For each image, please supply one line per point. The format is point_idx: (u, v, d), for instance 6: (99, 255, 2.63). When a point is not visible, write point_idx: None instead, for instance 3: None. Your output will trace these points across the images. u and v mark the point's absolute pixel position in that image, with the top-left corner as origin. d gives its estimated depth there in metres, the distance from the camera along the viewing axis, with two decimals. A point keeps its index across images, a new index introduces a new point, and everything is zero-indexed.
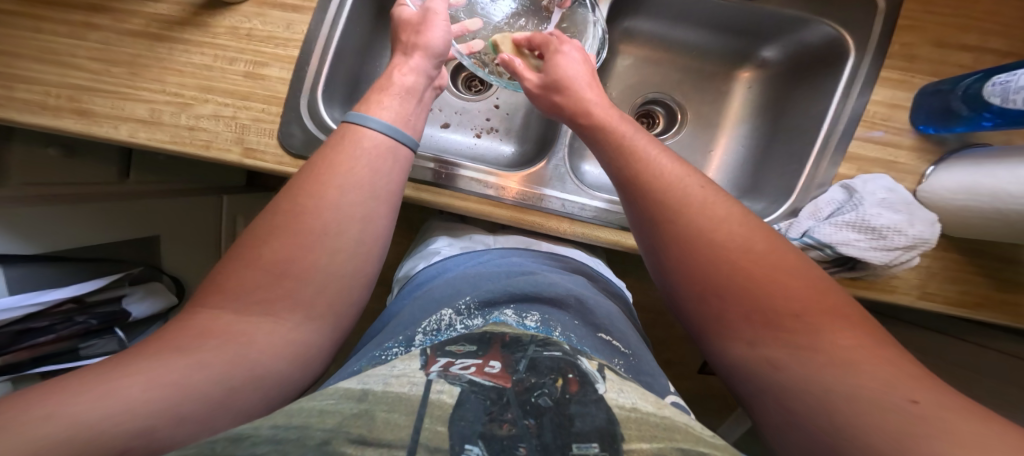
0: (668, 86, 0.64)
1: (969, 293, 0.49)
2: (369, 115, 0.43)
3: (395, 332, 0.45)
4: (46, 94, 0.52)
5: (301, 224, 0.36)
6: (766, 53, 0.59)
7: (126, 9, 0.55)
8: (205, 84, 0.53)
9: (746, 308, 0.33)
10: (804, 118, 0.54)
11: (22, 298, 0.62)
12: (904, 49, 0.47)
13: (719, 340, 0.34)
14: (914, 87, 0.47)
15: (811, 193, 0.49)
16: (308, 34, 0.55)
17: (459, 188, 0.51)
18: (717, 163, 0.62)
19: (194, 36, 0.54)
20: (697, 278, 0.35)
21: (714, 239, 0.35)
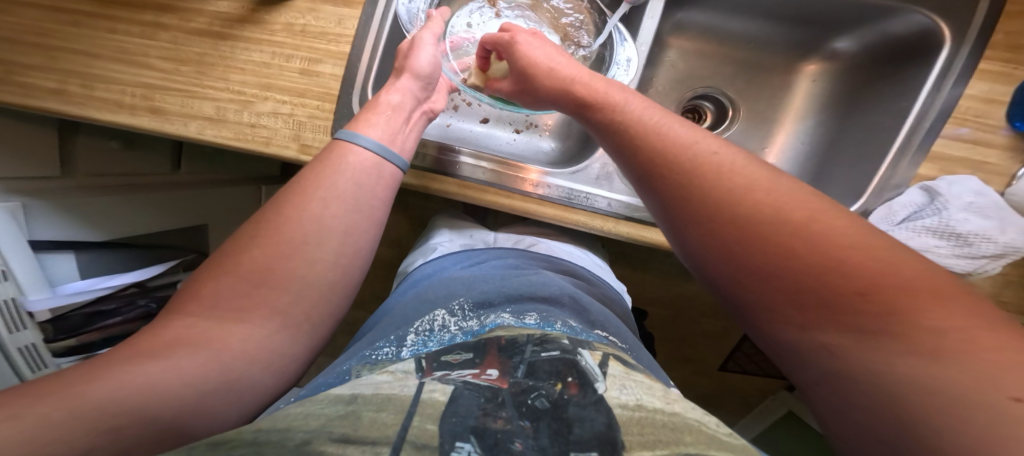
0: (721, 80, 0.61)
1: None
2: (358, 133, 0.45)
3: (386, 333, 0.46)
4: (123, 93, 0.56)
5: (279, 234, 0.39)
6: (838, 44, 0.55)
7: (192, 8, 0.57)
8: (265, 82, 0.55)
9: (797, 288, 0.28)
10: (882, 114, 0.50)
11: (91, 283, 0.69)
12: (1009, 39, 0.42)
13: (772, 332, 0.30)
14: (1015, 80, 0.42)
15: (885, 194, 0.45)
16: (359, 28, 0.55)
17: (505, 187, 0.51)
18: (772, 162, 0.58)
19: (253, 33, 0.56)
20: (743, 259, 0.30)
21: (749, 213, 0.30)
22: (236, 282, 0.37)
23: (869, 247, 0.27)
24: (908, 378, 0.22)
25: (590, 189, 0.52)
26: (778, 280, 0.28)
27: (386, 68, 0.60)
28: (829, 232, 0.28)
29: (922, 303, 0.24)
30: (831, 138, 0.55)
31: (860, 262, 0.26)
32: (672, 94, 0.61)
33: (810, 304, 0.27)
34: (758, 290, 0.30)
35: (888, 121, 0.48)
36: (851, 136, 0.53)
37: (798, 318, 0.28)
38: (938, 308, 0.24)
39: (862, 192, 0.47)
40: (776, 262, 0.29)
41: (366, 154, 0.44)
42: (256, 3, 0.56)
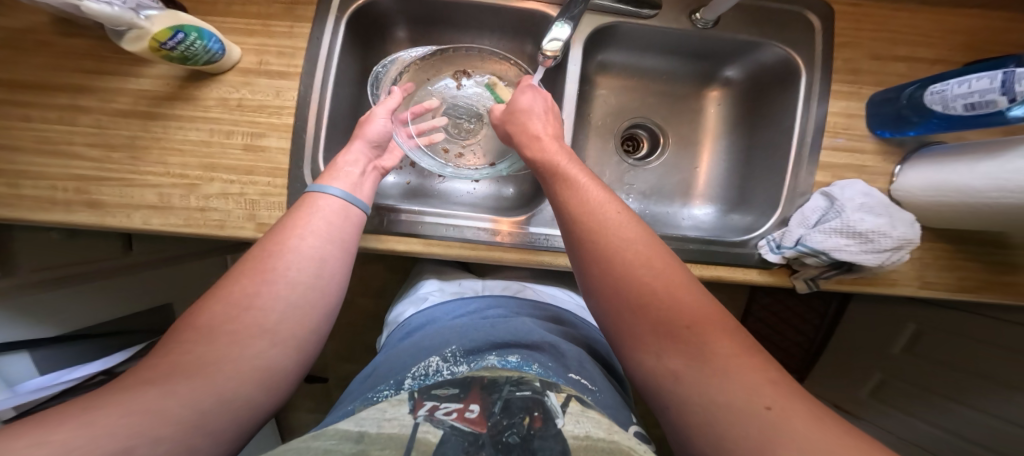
0: (647, 110, 0.67)
1: (960, 279, 0.54)
2: (326, 185, 0.49)
3: (387, 376, 0.48)
4: (53, 189, 0.53)
5: (263, 266, 0.41)
6: (728, 73, 0.63)
7: (109, 87, 0.56)
8: (208, 161, 0.54)
9: (666, 335, 0.35)
10: (775, 132, 0.57)
11: (52, 377, 0.63)
12: (846, 64, 0.53)
13: (634, 354, 0.36)
14: (863, 97, 0.53)
15: (796, 202, 0.52)
16: (300, 100, 0.56)
17: (467, 238, 0.54)
18: (704, 180, 0.64)
19: (185, 110, 0.55)
20: (628, 303, 0.37)
21: (651, 287, 0.37)
22: (234, 314, 0.38)
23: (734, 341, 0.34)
24: (740, 394, 0.30)
25: (549, 231, 0.56)
26: (649, 318, 0.36)
27: (334, 133, 0.61)
28: (687, 291, 0.37)
29: (730, 345, 0.33)
30: (745, 155, 0.62)
31: (698, 312, 0.35)
32: (609, 126, 0.66)
33: (671, 333, 0.35)
34: (626, 324, 0.37)
35: (779, 138, 0.56)
36: (758, 154, 0.59)
37: (644, 334, 0.36)
38: (743, 350, 0.33)
39: (777, 203, 0.54)
40: (646, 304, 0.36)
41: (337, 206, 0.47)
42: (183, 78, 0.56)
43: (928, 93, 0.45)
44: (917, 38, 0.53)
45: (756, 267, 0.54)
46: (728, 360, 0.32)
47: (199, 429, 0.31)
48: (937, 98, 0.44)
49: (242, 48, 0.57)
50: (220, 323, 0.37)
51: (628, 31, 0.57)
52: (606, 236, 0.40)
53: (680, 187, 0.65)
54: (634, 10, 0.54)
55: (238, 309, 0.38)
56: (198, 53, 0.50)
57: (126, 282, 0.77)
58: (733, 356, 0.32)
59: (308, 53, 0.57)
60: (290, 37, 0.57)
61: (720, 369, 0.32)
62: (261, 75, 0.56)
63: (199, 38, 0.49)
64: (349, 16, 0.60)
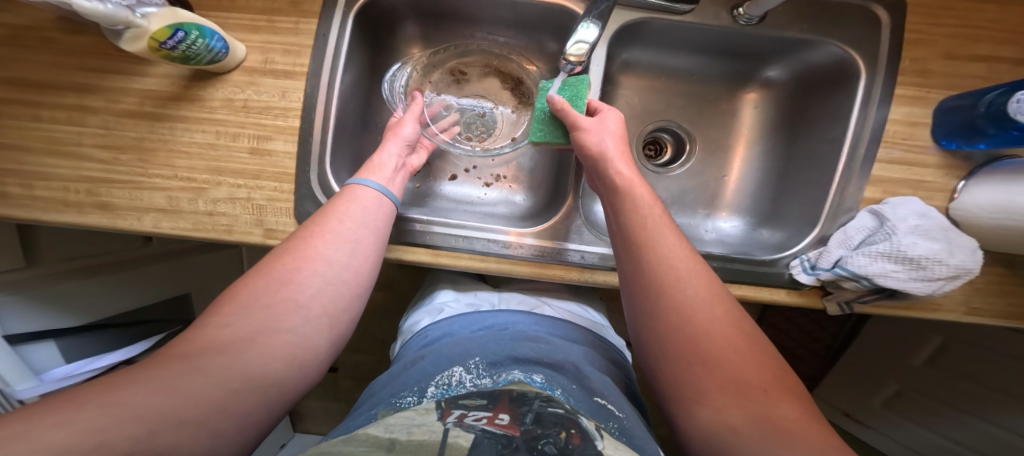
0: (673, 113, 0.62)
1: (1015, 305, 0.49)
2: (365, 178, 0.47)
3: (407, 383, 0.44)
4: (65, 190, 0.53)
5: (303, 254, 0.39)
6: (769, 73, 0.57)
7: (116, 87, 0.55)
8: (214, 164, 0.53)
9: (729, 392, 0.33)
10: (822, 141, 0.52)
11: (78, 366, 0.63)
12: (916, 64, 0.47)
13: (686, 406, 0.35)
14: (932, 102, 0.47)
15: (839, 219, 0.48)
16: (306, 102, 0.54)
17: (476, 250, 0.51)
18: (734, 189, 0.60)
19: (191, 111, 0.54)
20: (692, 352, 0.36)
21: (716, 342, 0.35)
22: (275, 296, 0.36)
23: (799, 406, 0.32)
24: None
25: (562, 243, 0.54)
26: (711, 369, 0.35)
27: (341, 137, 0.58)
28: (750, 347, 0.36)
29: (797, 411, 0.32)
30: (783, 166, 0.57)
31: (761, 371, 0.34)
32: (631, 130, 0.62)
33: (731, 385, 0.33)
34: (686, 371, 0.36)
35: (827, 148, 0.51)
36: (800, 166, 0.54)
37: (702, 380, 0.35)
38: (810, 418, 0.32)
39: (816, 218, 0.50)
40: (710, 352, 0.35)
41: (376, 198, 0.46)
42: (187, 77, 0.54)
43: (1011, 101, 0.39)
44: (992, 34, 0.47)
45: (784, 287, 0.50)
46: (787, 419, 0.31)
47: (223, 411, 0.30)
48: (1022, 107, 0.38)
49: (247, 46, 0.55)
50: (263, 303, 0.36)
51: (662, 27, 0.52)
52: (671, 275, 0.39)
53: (705, 197, 0.60)
54: (667, 4, 0.49)
55: (281, 290, 0.37)
56: (201, 52, 0.48)
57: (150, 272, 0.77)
58: (796, 420, 0.31)
59: (315, 50, 0.55)
60: (296, 34, 0.55)
61: (785, 431, 0.30)
62: (267, 74, 0.54)
63: (201, 37, 0.47)
64: (357, 11, 0.57)
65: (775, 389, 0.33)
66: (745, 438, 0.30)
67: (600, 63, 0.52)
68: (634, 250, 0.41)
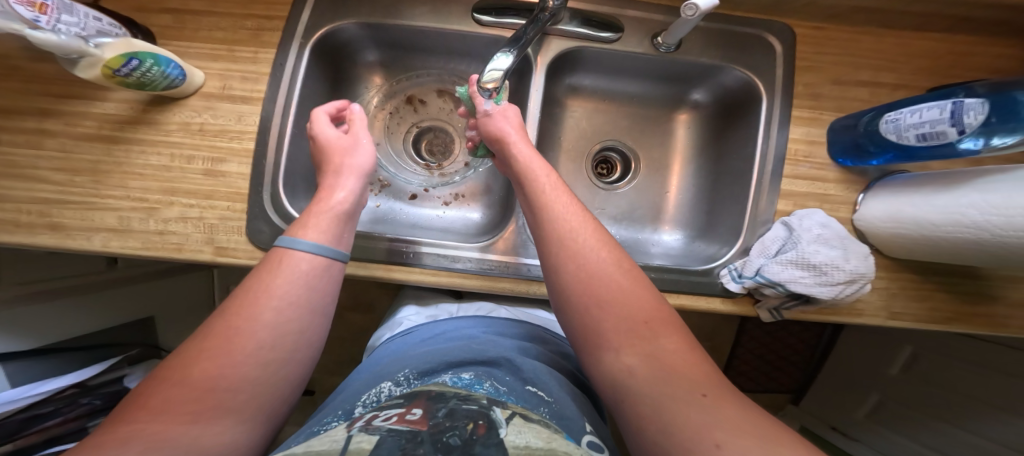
0: (620, 133, 0.66)
1: (937, 310, 0.53)
2: (298, 236, 0.42)
3: (336, 408, 0.44)
4: (16, 211, 0.53)
5: (233, 341, 0.35)
6: (696, 95, 0.62)
7: (76, 111, 0.56)
8: (168, 185, 0.55)
9: (624, 336, 0.38)
10: (737, 158, 0.57)
11: (23, 390, 0.65)
12: (807, 89, 0.53)
13: (594, 353, 0.39)
14: (824, 123, 0.52)
15: (759, 230, 0.52)
16: (262, 125, 0.57)
17: (429, 265, 0.54)
18: (674, 203, 0.64)
19: (148, 134, 0.56)
20: (589, 302, 0.40)
21: (607, 290, 0.40)
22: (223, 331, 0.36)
23: (675, 334, 0.38)
24: (692, 398, 0.33)
25: (506, 258, 0.56)
26: (611, 317, 0.39)
27: (297, 157, 0.61)
28: (639, 291, 0.41)
29: (675, 341, 0.38)
30: (711, 181, 0.61)
31: (649, 312, 0.40)
32: (578, 149, 0.66)
33: (625, 328, 0.38)
34: (587, 320, 0.40)
35: (741, 165, 0.55)
36: (723, 181, 0.59)
37: (603, 329, 0.39)
38: (685, 345, 0.38)
39: (739, 229, 0.53)
40: (607, 301, 0.40)
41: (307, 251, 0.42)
42: (146, 103, 0.57)
43: (884, 122, 0.44)
44: (876, 63, 0.53)
45: (719, 296, 0.53)
46: (672, 361, 0.36)
47: None
48: (892, 127, 0.43)
49: (205, 73, 0.57)
50: (218, 330, 0.36)
51: (593, 55, 0.57)
52: (569, 237, 0.43)
53: (651, 213, 0.64)
54: (594, 33, 0.54)
55: (232, 324, 0.36)
56: (156, 78, 0.51)
57: (123, 293, 0.78)
58: (678, 357, 0.36)
59: (273, 76, 0.58)
60: (254, 63, 0.58)
61: (669, 365, 0.36)
62: (224, 99, 0.57)
63: (156, 65, 0.50)
64: (315, 42, 0.61)
65: (658, 323, 0.39)
66: (641, 377, 0.35)
67: (541, 87, 0.55)
68: (537, 221, 0.46)
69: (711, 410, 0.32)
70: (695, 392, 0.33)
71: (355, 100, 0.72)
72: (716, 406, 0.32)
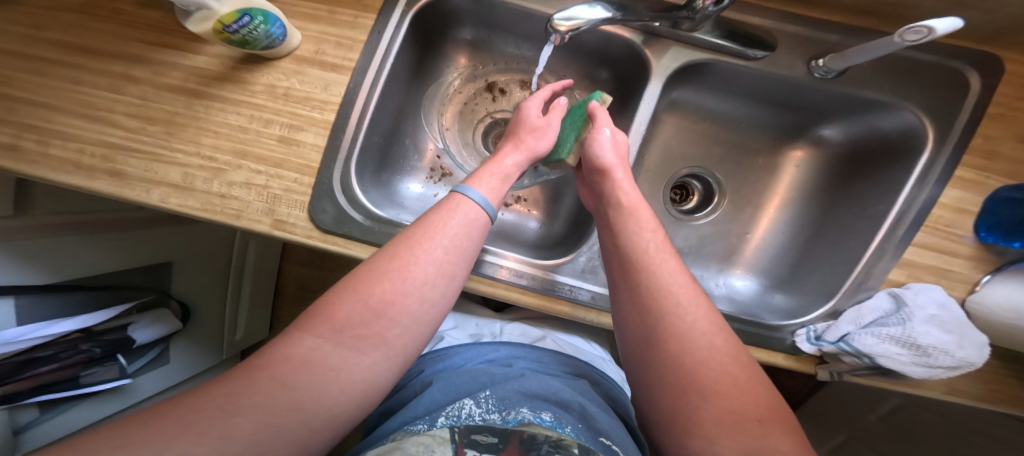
0: (709, 162, 0.63)
1: (998, 391, 0.49)
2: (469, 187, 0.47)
3: (415, 417, 0.44)
4: (81, 152, 0.50)
5: (384, 304, 0.38)
6: (825, 131, 0.58)
7: (166, 62, 0.54)
8: (238, 147, 0.52)
9: (727, 424, 0.36)
10: (859, 212, 0.53)
11: (34, 328, 0.58)
12: (988, 143, 0.46)
13: (686, 435, 0.38)
14: (988, 189, 0.46)
15: (856, 297, 0.48)
16: (346, 98, 0.53)
17: (484, 273, 0.51)
18: (754, 247, 0.61)
19: (233, 93, 0.53)
20: (687, 380, 0.39)
21: (709, 370, 0.39)
22: (362, 328, 0.37)
23: (784, 433, 0.36)
24: None
25: (571, 281, 0.53)
26: (716, 402, 0.37)
27: (372, 135, 0.57)
28: (749, 375, 0.39)
29: (787, 441, 0.35)
30: (812, 231, 0.58)
31: (760, 404, 0.37)
32: (662, 171, 0.63)
33: (732, 413, 0.37)
34: (682, 399, 0.39)
35: (868, 221, 0.51)
36: (835, 233, 0.55)
37: (705, 411, 0.37)
38: (799, 448, 0.35)
39: (834, 292, 0.50)
40: (712, 385, 0.38)
41: (475, 207, 0.45)
42: (237, 60, 0.53)
43: None
44: None
45: (785, 352, 0.49)
46: (790, 451, 0.34)
47: None
48: None
49: (303, 35, 0.53)
50: (348, 338, 0.36)
51: (724, 71, 0.53)
52: (674, 311, 0.42)
53: (723, 252, 0.61)
54: (741, 49, 0.49)
55: (375, 321, 0.37)
56: (259, 38, 0.47)
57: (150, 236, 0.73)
58: (795, 453, 0.34)
59: (367, 45, 0.54)
60: (352, 28, 0.54)
61: None
62: (314, 65, 0.53)
63: (264, 24, 0.46)
64: (416, 11, 0.57)
65: (767, 419, 0.36)
66: None
67: (652, 102, 0.52)
68: (635, 280, 0.44)
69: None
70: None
71: (437, 81, 0.68)
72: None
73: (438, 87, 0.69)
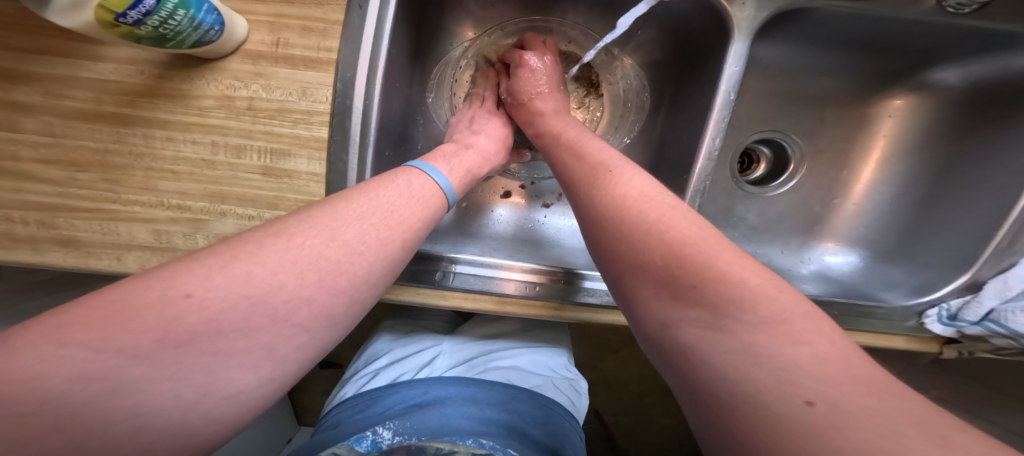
0: (789, 124, 0.56)
1: None
2: (430, 167, 0.41)
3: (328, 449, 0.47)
4: (10, 220, 0.40)
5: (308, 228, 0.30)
6: (940, 74, 0.49)
7: (59, 76, 0.39)
8: (213, 189, 0.41)
9: (676, 295, 0.27)
10: (982, 163, 0.47)
11: None
12: None
13: (642, 319, 0.29)
14: None
15: (999, 264, 0.43)
16: (336, 104, 0.41)
17: (478, 289, 0.44)
18: (851, 214, 0.55)
19: (173, 112, 0.40)
20: (629, 257, 0.31)
21: (662, 241, 0.30)
22: (295, 284, 0.27)
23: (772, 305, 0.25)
24: (771, 382, 0.21)
25: None
26: (685, 303, 0.26)
27: (382, 146, 0.46)
28: (753, 276, 0.26)
29: (771, 311, 0.24)
30: (922, 191, 0.52)
31: (746, 276, 0.26)
32: (733, 140, 0.56)
33: (700, 312, 0.25)
34: (629, 277, 0.31)
35: (1007, 177, 0.45)
36: (955, 191, 0.49)
37: (662, 316, 0.28)
38: (800, 322, 0.24)
39: (970, 261, 0.44)
40: (684, 286, 0.27)
41: (433, 187, 0.39)
42: (161, 65, 0.40)
43: None
44: None
45: (905, 334, 0.44)
46: (788, 352, 0.22)
47: None
48: None
49: (249, 19, 0.41)
50: (303, 287, 0.27)
51: (824, 16, 0.44)
52: (651, 219, 0.31)
53: (805, 222, 0.56)
54: None
55: (326, 280, 0.28)
56: (182, 29, 0.34)
57: None
58: (811, 362, 0.22)
59: (348, 31, 0.41)
60: (319, 5, 0.41)
61: (749, 348, 0.23)
62: (279, 61, 0.41)
63: (180, 7, 0.32)
64: None
65: (748, 292, 0.26)
66: (699, 354, 0.25)
67: (738, 64, 0.44)
68: (579, 176, 0.39)
69: (841, 402, 0.19)
70: (793, 392, 0.20)
71: (443, 62, 0.57)
72: (833, 411, 0.19)
73: (443, 69, 0.57)
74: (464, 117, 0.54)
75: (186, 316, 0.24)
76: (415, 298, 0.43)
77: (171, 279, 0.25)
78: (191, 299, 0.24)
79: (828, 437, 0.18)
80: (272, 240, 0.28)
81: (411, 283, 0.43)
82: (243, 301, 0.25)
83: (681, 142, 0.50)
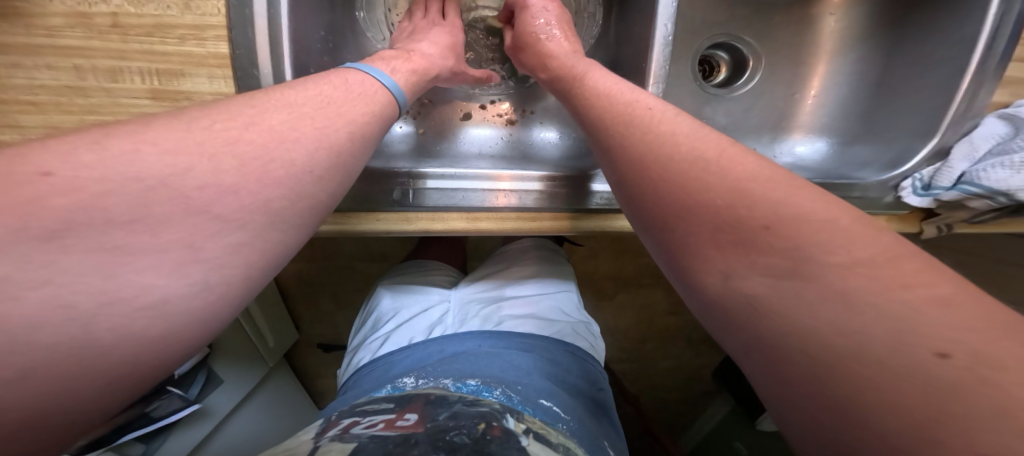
0: (740, 26, 0.53)
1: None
2: (368, 66, 0.36)
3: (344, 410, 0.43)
4: None
5: (226, 120, 0.25)
6: None
7: None
8: (93, 120, 0.34)
9: (718, 227, 0.25)
10: (933, 43, 0.44)
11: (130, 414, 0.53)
12: None
13: (689, 274, 0.26)
14: None
15: (963, 126, 0.42)
16: (231, 14, 0.34)
17: (453, 204, 0.40)
18: (809, 108, 0.53)
19: (13, 34, 0.32)
20: (659, 204, 0.28)
21: (719, 178, 0.26)
22: (205, 164, 0.23)
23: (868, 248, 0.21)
24: (884, 333, 0.18)
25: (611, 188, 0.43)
26: (753, 251, 0.23)
27: (303, 69, 0.40)
28: (796, 192, 0.24)
29: (858, 248, 0.21)
30: (876, 77, 0.50)
31: (823, 220, 0.23)
32: (688, 45, 0.53)
33: (775, 260, 0.22)
34: (665, 230, 0.27)
35: (947, 52, 0.43)
36: (900, 75, 0.48)
37: (721, 265, 0.24)
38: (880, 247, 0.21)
39: (932, 131, 0.43)
40: (752, 230, 0.23)
41: (375, 84, 0.35)
42: None
43: None
44: None
45: (883, 212, 0.42)
46: (899, 298, 0.19)
47: None
48: None
49: None
50: (230, 172, 0.23)
51: None
52: (706, 158, 0.27)
53: (773, 117, 0.53)
54: None
55: (248, 164, 0.24)
56: None
57: None
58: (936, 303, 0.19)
59: None
60: None
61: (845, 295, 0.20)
62: None
63: None
64: None
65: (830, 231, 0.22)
66: (773, 303, 0.22)
67: None
68: (595, 124, 0.35)
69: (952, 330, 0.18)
70: (922, 341, 0.18)
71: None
72: (975, 362, 0.17)
73: None
74: (404, 29, 0.48)
75: (48, 199, 0.19)
76: (377, 225, 0.39)
77: (58, 157, 0.20)
78: (54, 179, 0.19)
79: (978, 393, 0.16)
80: (167, 125, 0.24)
81: (374, 208, 0.38)
82: (127, 186, 0.20)
83: (632, 38, 0.46)
